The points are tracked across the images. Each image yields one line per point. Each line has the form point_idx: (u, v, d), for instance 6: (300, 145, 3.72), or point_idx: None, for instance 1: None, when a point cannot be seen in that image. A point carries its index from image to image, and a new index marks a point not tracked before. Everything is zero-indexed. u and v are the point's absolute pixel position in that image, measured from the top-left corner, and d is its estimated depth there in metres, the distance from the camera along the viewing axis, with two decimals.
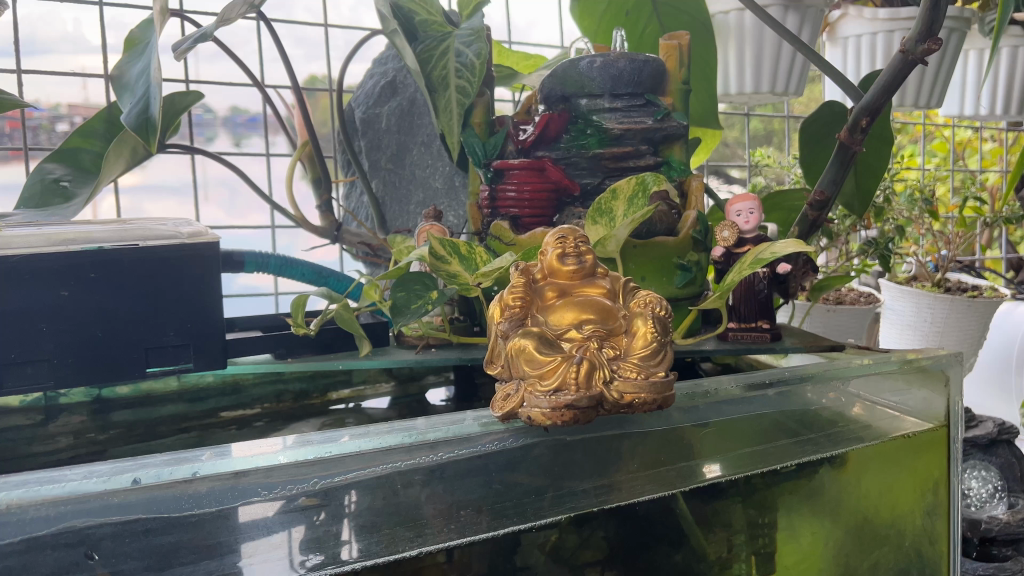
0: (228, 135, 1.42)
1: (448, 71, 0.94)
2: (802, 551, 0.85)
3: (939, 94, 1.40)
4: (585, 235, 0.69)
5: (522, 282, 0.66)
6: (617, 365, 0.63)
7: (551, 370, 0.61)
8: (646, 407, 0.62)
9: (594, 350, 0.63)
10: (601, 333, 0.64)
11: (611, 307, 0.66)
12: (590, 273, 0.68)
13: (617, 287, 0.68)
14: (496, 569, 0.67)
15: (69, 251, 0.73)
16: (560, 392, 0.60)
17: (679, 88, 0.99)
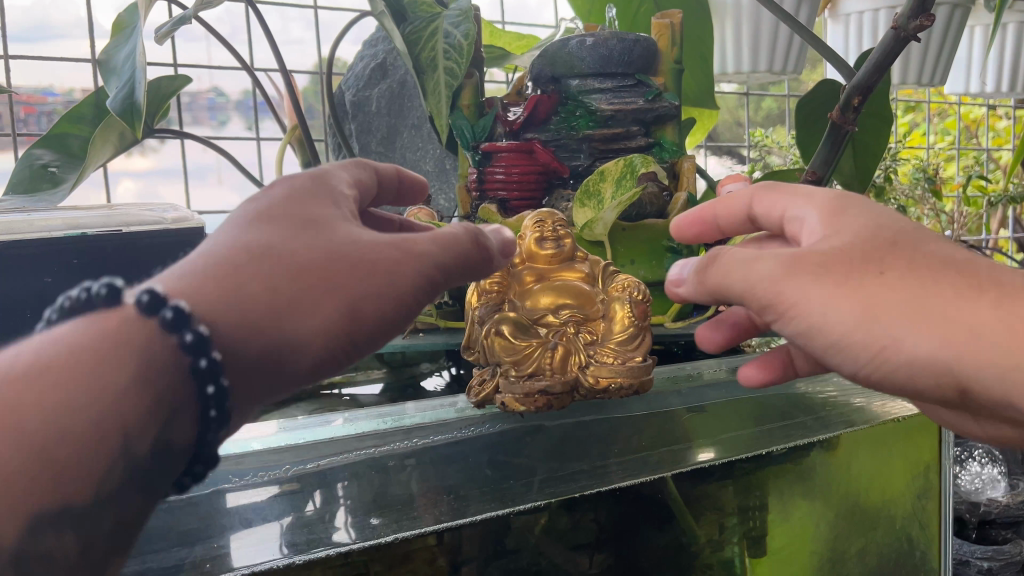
0: (241, 119, 1.36)
1: (437, 52, 0.92)
2: (795, 533, 0.84)
3: (943, 70, 1.38)
4: (564, 218, 0.68)
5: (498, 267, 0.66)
6: (594, 350, 0.64)
7: (525, 355, 0.62)
8: (623, 392, 0.63)
9: (570, 336, 0.64)
10: (577, 319, 0.65)
11: (589, 292, 0.67)
12: (569, 257, 0.68)
13: (597, 271, 0.68)
14: (485, 551, 0.66)
15: (51, 237, 0.73)
16: (535, 377, 0.62)
17: (672, 68, 0.97)
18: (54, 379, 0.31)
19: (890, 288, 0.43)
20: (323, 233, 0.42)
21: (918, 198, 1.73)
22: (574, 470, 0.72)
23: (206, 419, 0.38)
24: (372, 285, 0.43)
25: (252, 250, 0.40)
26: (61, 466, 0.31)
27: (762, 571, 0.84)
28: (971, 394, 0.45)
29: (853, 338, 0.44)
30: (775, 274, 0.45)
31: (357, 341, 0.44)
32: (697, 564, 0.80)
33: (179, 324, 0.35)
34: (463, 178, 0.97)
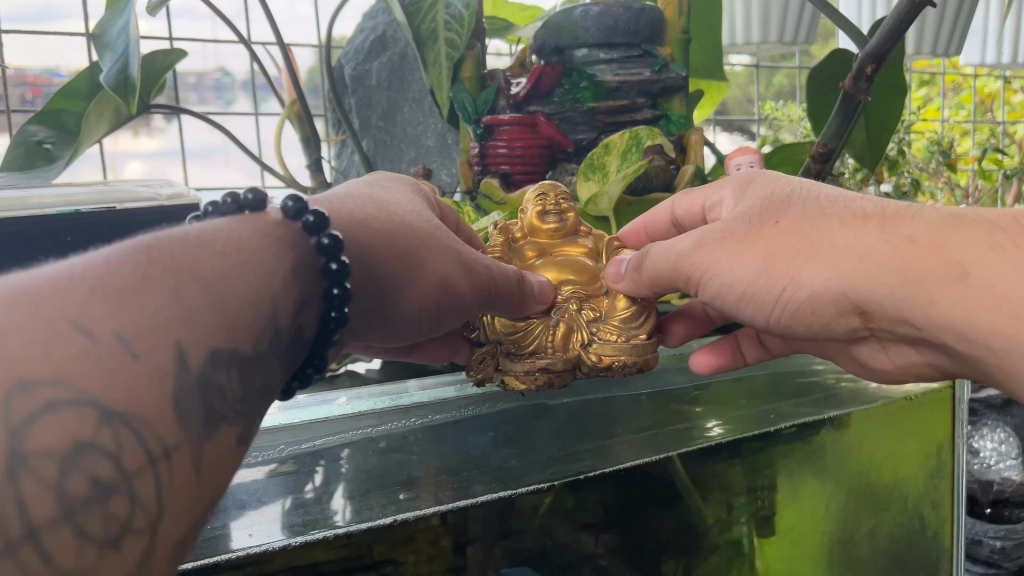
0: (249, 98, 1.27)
1: (437, 23, 0.88)
2: (804, 511, 0.83)
3: (960, 39, 1.33)
4: (566, 191, 0.70)
5: (500, 242, 0.69)
6: (597, 327, 0.65)
7: (528, 332, 0.65)
8: (626, 369, 0.64)
9: (572, 313, 0.66)
10: (579, 295, 0.68)
11: (592, 267, 0.69)
12: (572, 231, 0.70)
13: (601, 246, 0.70)
14: (490, 531, 0.64)
15: (46, 213, 0.72)
16: (536, 355, 0.64)
17: (679, 38, 0.95)
18: (222, 253, 0.40)
19: (784, 237, 0.54)
20: (425, 219, 0.56)
21: (930, 172, 1.69)
22: (578, 449, 0.71)
23: (326, 320, 0.48)
24: (457, 263, 0.56)
25: (372, 203, 0.53)
26: (230, 320, 0.38)
27: (770, 551, 0.83)
28: (870, 314, 0.54)
29: (760, 285, 0.55)
30: (692, 248, 0.58)
31: (439, 310, 0.56)
32: (705, 544, 0.78)
33: (321, 232, 0.46)
34: (466, 152, 0.96)
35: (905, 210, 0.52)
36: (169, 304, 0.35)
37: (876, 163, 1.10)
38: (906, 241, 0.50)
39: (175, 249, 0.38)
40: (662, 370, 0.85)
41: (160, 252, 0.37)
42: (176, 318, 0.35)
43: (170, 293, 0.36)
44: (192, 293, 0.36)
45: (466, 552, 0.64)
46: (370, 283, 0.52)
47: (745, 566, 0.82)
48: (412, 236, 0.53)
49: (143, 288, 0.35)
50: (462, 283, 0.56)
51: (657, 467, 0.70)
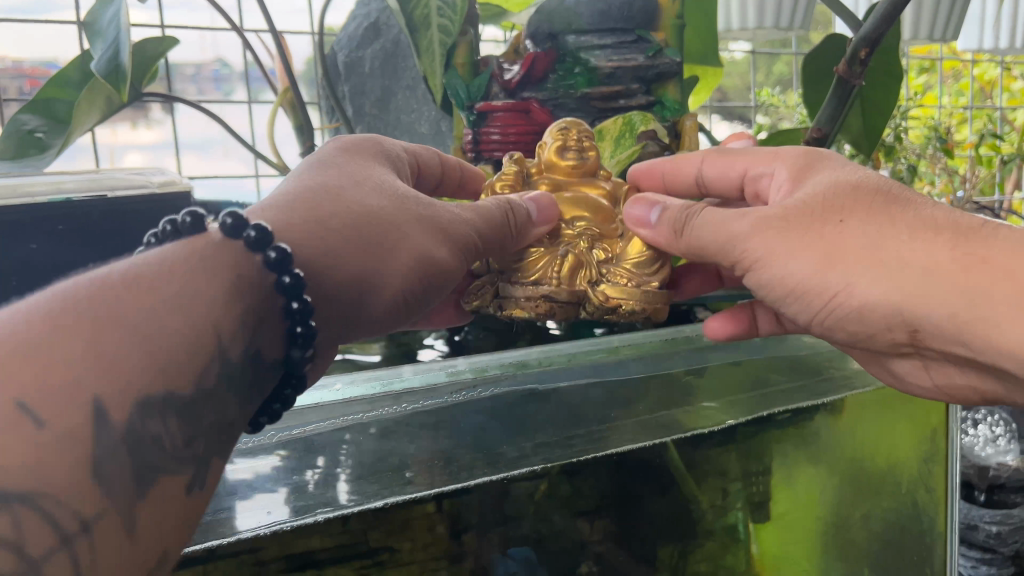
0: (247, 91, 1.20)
1: (430, 9, 0.86)
2: (797, 497, 0.83)
3: (956, 25, 1.33)
4: (590, 132, 0.70)
5: (514, 171, 0.69)
6: (608, 268, 0.65)
7: (534, 265, 0.64)
8: (632, 313, 0.64)
9: (582, 249, 0.65)
10: (593, 234, 0.67)
11: (606, 208, 0.69)
12: (591, 173, 0.70)
13: (618, 192, 0.70)
14: (484, 518, 0.65)
15: (36, 201, 0.72)
16: (540, 284, 0.63)
17: (673, 24, 0.93)
18: (150, 287, 0.39)
19: (848, 238, 0.51)
20: (387, 196, 0.54)
21: (928, 158, 1.67)
22: (572, 434, 0.71)
23: (292, 335, 0.46)
24: (427, 236, 0.54)
25: (327, 195, 0.51)
26: (163, 359, 0.37)
27: (766, 537, 0.83)
28: (921, 333, 0.52)
29: (811, 283, 0.53)
30: (747, 231, 0.55)
31: (425, 287, 0.55)
32: (701, 530, 0.78)
33: (266, 246, 0.45)
34: (459, 138, 0.96)
35: (980, 228, 0.49)
36: (85, 356, 0.34)
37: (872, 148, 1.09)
38: (978, 261, 0.47)
39: (97, 293, 0.37)
40: (660, 355, 0.85)
41: (78, 300, 0.36)
42: (94, 369, 0.34)
43: (90, 342, 0.35)
44: (110, 342, 0.35)
45: (461, 540, 0.64)
46: (342, 291, 0.50)
47: (741, 554, 0.82)
48: (376, 223, 0.52)
49: (56, 343, 0.34)
50: (440, 254, 0.55)
51: (650, 452, 0.71)
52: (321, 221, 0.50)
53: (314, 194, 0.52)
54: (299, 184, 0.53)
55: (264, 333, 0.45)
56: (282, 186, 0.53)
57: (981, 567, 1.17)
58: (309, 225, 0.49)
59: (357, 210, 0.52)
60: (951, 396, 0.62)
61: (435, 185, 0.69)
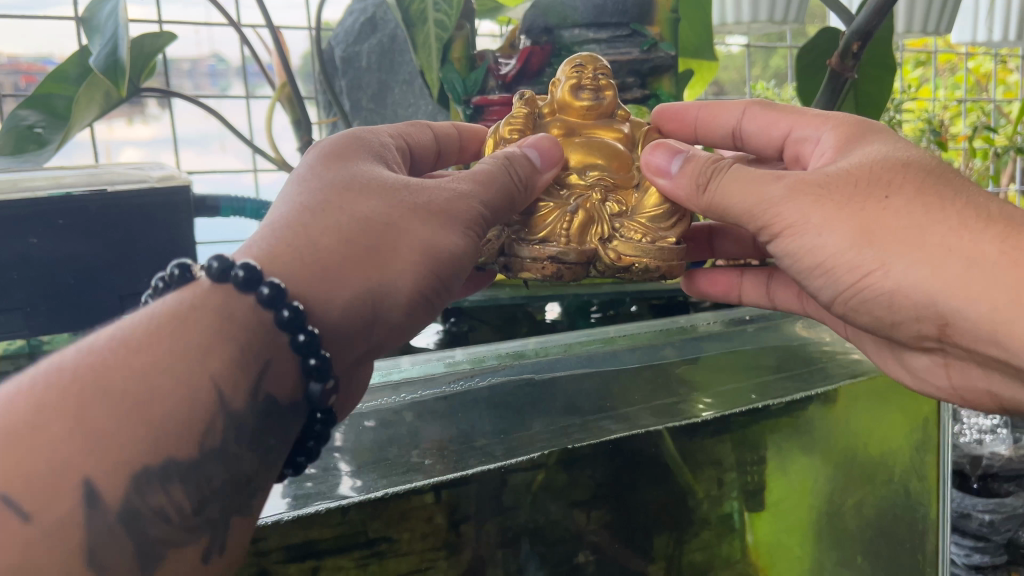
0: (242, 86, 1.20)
1: (426, 4, 0.87)
2: (791, 486, 0.85)
3: (949, 19, 1.34)
4: (606, 66, 0.69)
5: (524, 114, 0.69)
6: (620, 224, 0.65)
7: (546, 218, 0.64)
8: (648, 271, 0.63)
9: (594, 203, 0.65)
10: (607, 185, 0.67)
11: (623, 152, 0.69)
12: (606, 114, 0.70)
13: (636, 135, 0.70)
14: (482, 507, 0.66)
15: (36, 196, 0.72)
16: (546, 244, 0.63)
17: (668, 18, 0.95)
18: (138, 348, 0.39)
19: (891, 215, 0.50)
20: (376, 194, 0.51)
21: (922, 150, 1.68)
22: (568, 423, 0.72)
23: (307, 368, 0.46)
24: (432, 224, 0.52)
25: (314, 213, 0.49)
26: (154, 425, 0.38)
27: (761, 527, 0.84)
28: (952, 326, 0.51)
29: (845, 259, 0.52)
30: (780, 196, 0.54)
31: (441, 273, 0.53)
32: (696, 519, 0.79)
33: (257, 284, 0.44)
34: None
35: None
36: (72, 435, 0.35)
37: None
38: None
39: (86, 364, 0.38)
40: (655, 346, 0.85)
41: (67, 375, 0.38)
42: (81, 445, 0.36)
43: (77, 418, 0.36)
44: (98, 414, 0.36)
45: (459, 530, 0.65)
46: (356, 306, 0.49)
47: (736, 542, 0.83)
48: (373, 227, 0.50)
49: (41, 422, 0.35)
50: (449, 237, 0.53)
51: (647, 442, 0.72)
52: (319, 240, 0.48)
53: (307, 209, 0.50)
54: (284, 205, 0.51)
55: (280, 369, 0.45)
56: (277, 204, 0.51)
57: (975, 555, 1.17)
58: (298, 251, 0.48)
59: (358, 216, 0.50)
60: (964, 400, 0.62)
61: (434, 152, 0.67)
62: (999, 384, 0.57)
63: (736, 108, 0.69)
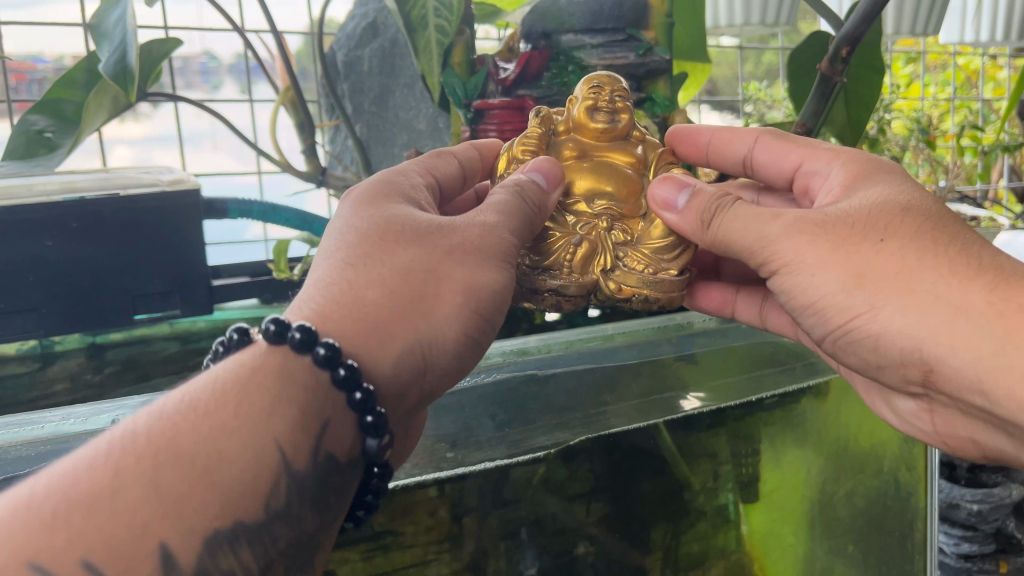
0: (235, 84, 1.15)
1: (427, 10, 0.89)
2: (785, 479, 0.87)
3: (937, 20, 1.36)
4: (624, 89, 0.72)
5: (538, 134, 0.71)
6: (624, 253, 0.68)
7: (552, 247, 0.68)
8: (648, 300, 0.68)
9: (601, 233, 0.69)
10: (613, 214, 0.71)
11: (632, 177, 0.73)
12: (619, 136, 0.73)
13: (647, 160, 0.74)
14: (485, 499, 0.68)
15: (50, 200, 0.75)
16: (551, 273, 0.67)
17: (662, 22, 0.96)
18: (207, 412, 0.42)
19: (883, 258, 0.51)
20: (412, 240, 0.53)
21: (911, 149, 1.70)
22: (570, 418, 0.75)
23: (364, 424, 0.49)
24: (471, 266, 0.54)
25: (356, 268, 0.51)
26: (221, 487, 0.40)
27: (756, 519, 0.87)
28: (937, 373, 0.52)
29: (835, 300, 0.54)
30: (777, 233, 0.55)
31: (482, 310, 0.55)
32: (692, 511, 0.82)
33: (313, 344, 0.46)
34: (457, 135, 1.00)
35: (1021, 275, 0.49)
36: (146, 499, 0.38)
37: (856, 140, 1.13)
38: (1015, 309, 0.47)
39: (159, 429, 0.41)
40: (652, 344, 0.90)
41: (138, 439, 0.40)
42: (157, 506, 0.38)
43: (151, 481, 0.38)
44: (170, 477, 0.39)
45: (462, 522, 0.68)
46: (405, 356, 0.51)
47: (731, 534, 0.86)
48: (412, 275, 0.52)
49: (115, 489, 0.38)
50: (486, 275, 0.55)
51: (646, 439, 0.74)
52: (366, 294, 0.50)
53: (351, 263, 0.52)
54: (327, 262, 0.53)
55: (337, 428, 0.48)
56: (319, 261, 0.53)
57: (963, 544, 1.19)
58: (344, 309, 0.50)
59: (401, 267, 0.52)
60: (948, 446, 0.63)
61: (460, 179, 0.69)
62: (981, 434, 0.58)
63: (749, 136, 0.71)
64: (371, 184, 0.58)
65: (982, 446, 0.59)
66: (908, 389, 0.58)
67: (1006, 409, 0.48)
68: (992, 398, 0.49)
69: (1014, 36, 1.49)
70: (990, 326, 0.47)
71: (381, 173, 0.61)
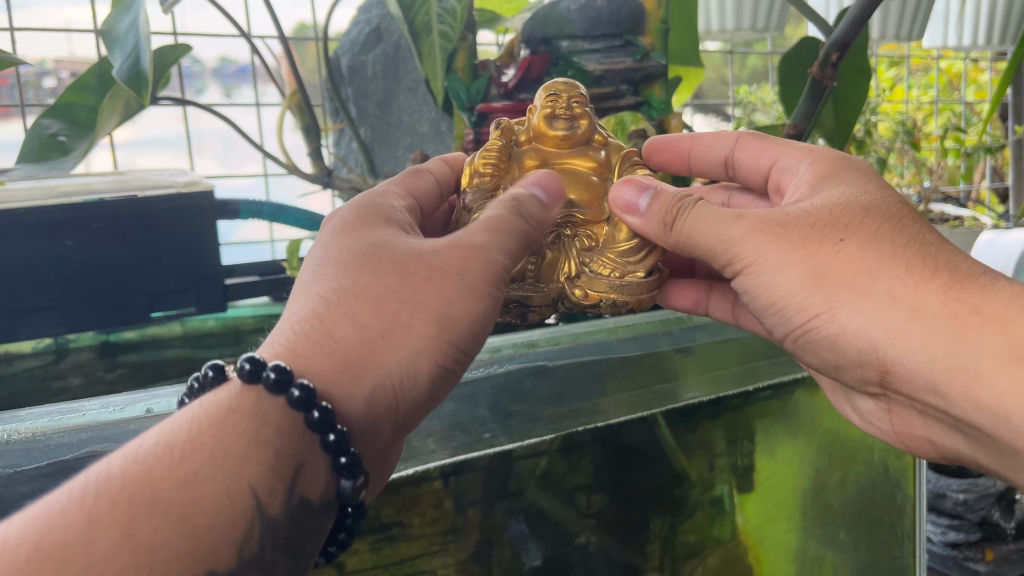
0: (217, 87, 1.15)
1: (431, 16, 0.92)
2: (778, 467, 0.89)
3: (921, 24, 1.40)
4: (582, 95, 0.74)
5: (495, 147, 0.74)
6: (590, 258, 0.71)
7: (515, 257, 0.71)
8: (617, 303, 0.71)
9: (565, 241, 0.72)
10: (576, 220, 0.74)
11: (596, 182, 0.75)
12: (580, 141, 0.76)
13: (609, 162, 0.76)
14: (490, 487, 0.71)
15: (70, 202, 0.79)
16: (516, 282, 0.70)
17: (658, 27, 0.99)
18: (183, 456, 0.41)
19: (842, 258, 0.53)
20: (387, 269, 0.52)
21: (897, 151, 1.74)
22: (572, 412, 0.78)
23: (338, 465, 0.48)
24: (450, 295, 0.52)
25: (328, 303, 0.50)
26: (195, 536, 0.40)
27: (751, 509, 0.89)
28: (892, 373, 0.54)
29: (796, 299, 0.55)
30: (740, 234, 0.57)
31: (460, 340, 0.54)
32: (689, 502, 0.85)
33: (287, 384, 0.46)
34: (461, 137, 1.02)
35: (977, 279, 0.51)
36: (120, 549, 0.37)
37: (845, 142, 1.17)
38: (969, 311, 0.49)
39: (134, 474, 0.40)
40: (650, 336, 0.94)
41: (114, 481, 0.39)
42: (134, 557, 0.37)
43: (127, 534, 0.38)
44: (144, 526, 0.38)
45: (466, 513, 0.71)
46: (375, 393, 0.50)
47: (727, 524, 0.88)
48: (386, 304, 0.51)
49: (89, 538, 0.37)
50: (465, 303, 0.53)
51: (646, 442, 0.78)
52: (336, 329, 0.49)
53: (323, 296, 0.51)
54: (301, 294, 0.52)
55: (311, 468, 0.47)
56: (294, 294, 0.52)
57: (950, 533, 1.23)
58: (317, 346, 0.49)
59: (375, 298, 0.51)
60: (904, 446, 0.66)
61: (437, 194, 0.72)
62: (937, 435, 0.60)
63: (730, 136, 0.75)
64: (354, 212, 0.58)
65: (938, 445, 0.61)
66: (866, 389, 0.60)
67: (963, 407, 0.50)
68: (946, 394, 0.51)
69: (995, 41, 1.53)
70: (945, 327, 0.49)
71: (365, 198, 0.61)
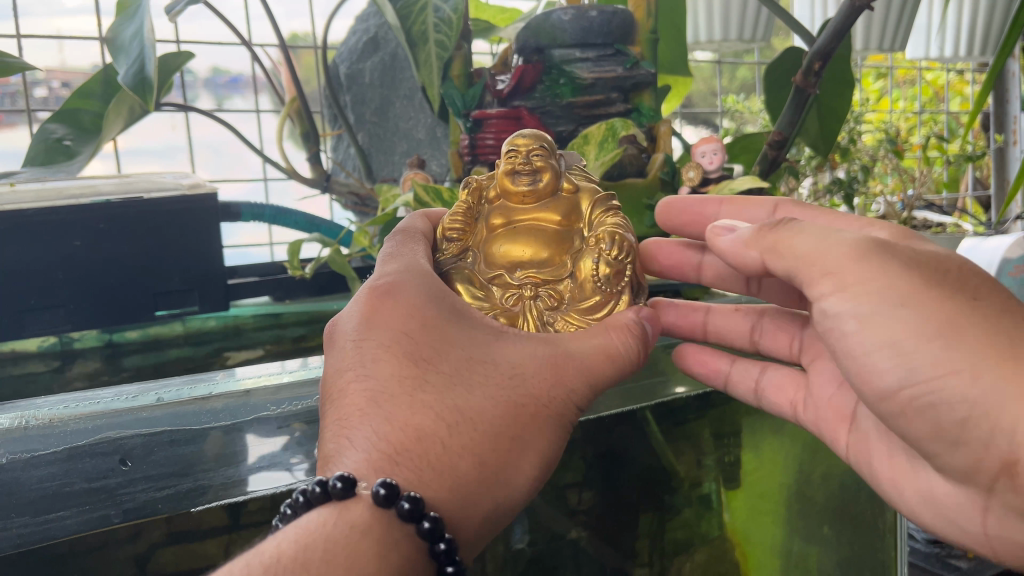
0: (210, 97, 1.18)
1: (427, 26, 0.95)
2: (762, 461, 0.92)
3: (904, 36, 1.44)
4: (543, 148, 0.82)
5: (462, 214, 0.81)
6: (554, 319, 0.73)
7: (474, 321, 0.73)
8: None
9: (530, 301, 0.75)
10: (537, 281, 0.79)
11: (560, 235, 0.82)
12: (542, 195, 0.83)
13: (569, 217, 0.83)
14: None
15: (78, 204, 0.81)
16: None
17: (646, 37, 1.02)
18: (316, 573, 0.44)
19: (980, 314, 0.46)
20: (500, 403, 0.56)
21: (882, 160, 1.78)
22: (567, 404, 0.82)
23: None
24: (552, 433, 0.58)
25: (449, 436, 0.53)
26: None
27: (738, 504, 0.91)
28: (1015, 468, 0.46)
29: (915, 355, 0.48)
30: (852, 255, 0.50)
31: (550, 466, 0.59)
32: (678, 497, 0.87)
33: (419, 514, 0.50)
34: (457, 143, 1.05)
35: None
36: None
37: (830, 148, 1.21)
38: None
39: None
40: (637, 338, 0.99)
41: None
42: None
43: None
44: None
45: None
46: (486, 523, 0.55)
47: (715, 520, 0.90)
48: (501, 438, 0.55)
49: None
50: (561, 442, 0.59)
51: (639, 439, 0.82)
52: (461, 464, 0.53)
53: (440, 425, 0.53)
54: (406, 403, 0.54)
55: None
56: (399, 413, 0.53)
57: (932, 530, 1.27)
58: (440, 473, 0.53)
59: (492, 434, 0.55)
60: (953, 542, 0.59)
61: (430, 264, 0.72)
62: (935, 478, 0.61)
63: (765, 204, 0.74)
64: (427, 322, 0.59)
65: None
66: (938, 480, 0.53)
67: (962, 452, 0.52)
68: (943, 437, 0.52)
69: (976, 52, 1.57)
70: None
71: (424, 294, 0.61)
